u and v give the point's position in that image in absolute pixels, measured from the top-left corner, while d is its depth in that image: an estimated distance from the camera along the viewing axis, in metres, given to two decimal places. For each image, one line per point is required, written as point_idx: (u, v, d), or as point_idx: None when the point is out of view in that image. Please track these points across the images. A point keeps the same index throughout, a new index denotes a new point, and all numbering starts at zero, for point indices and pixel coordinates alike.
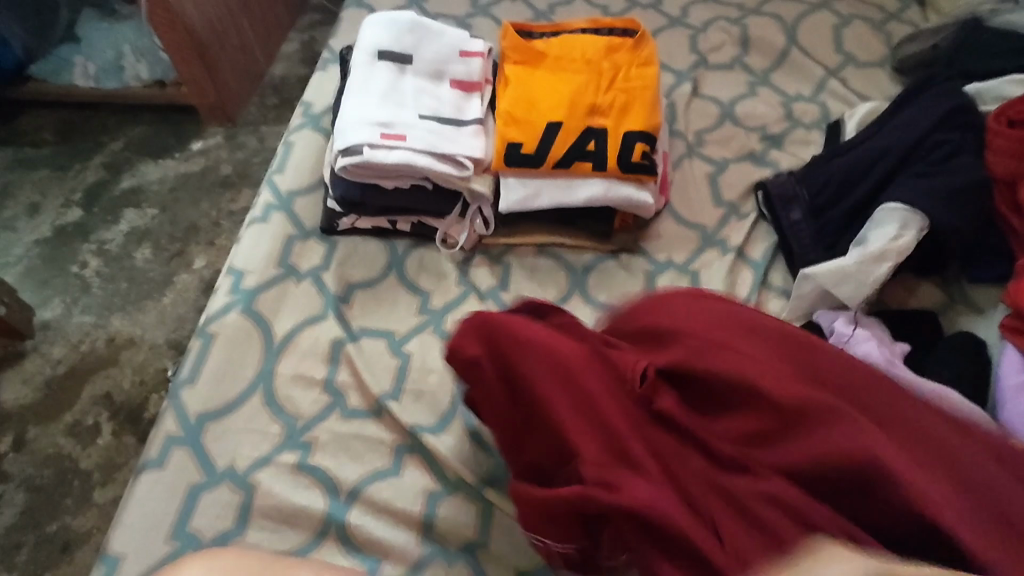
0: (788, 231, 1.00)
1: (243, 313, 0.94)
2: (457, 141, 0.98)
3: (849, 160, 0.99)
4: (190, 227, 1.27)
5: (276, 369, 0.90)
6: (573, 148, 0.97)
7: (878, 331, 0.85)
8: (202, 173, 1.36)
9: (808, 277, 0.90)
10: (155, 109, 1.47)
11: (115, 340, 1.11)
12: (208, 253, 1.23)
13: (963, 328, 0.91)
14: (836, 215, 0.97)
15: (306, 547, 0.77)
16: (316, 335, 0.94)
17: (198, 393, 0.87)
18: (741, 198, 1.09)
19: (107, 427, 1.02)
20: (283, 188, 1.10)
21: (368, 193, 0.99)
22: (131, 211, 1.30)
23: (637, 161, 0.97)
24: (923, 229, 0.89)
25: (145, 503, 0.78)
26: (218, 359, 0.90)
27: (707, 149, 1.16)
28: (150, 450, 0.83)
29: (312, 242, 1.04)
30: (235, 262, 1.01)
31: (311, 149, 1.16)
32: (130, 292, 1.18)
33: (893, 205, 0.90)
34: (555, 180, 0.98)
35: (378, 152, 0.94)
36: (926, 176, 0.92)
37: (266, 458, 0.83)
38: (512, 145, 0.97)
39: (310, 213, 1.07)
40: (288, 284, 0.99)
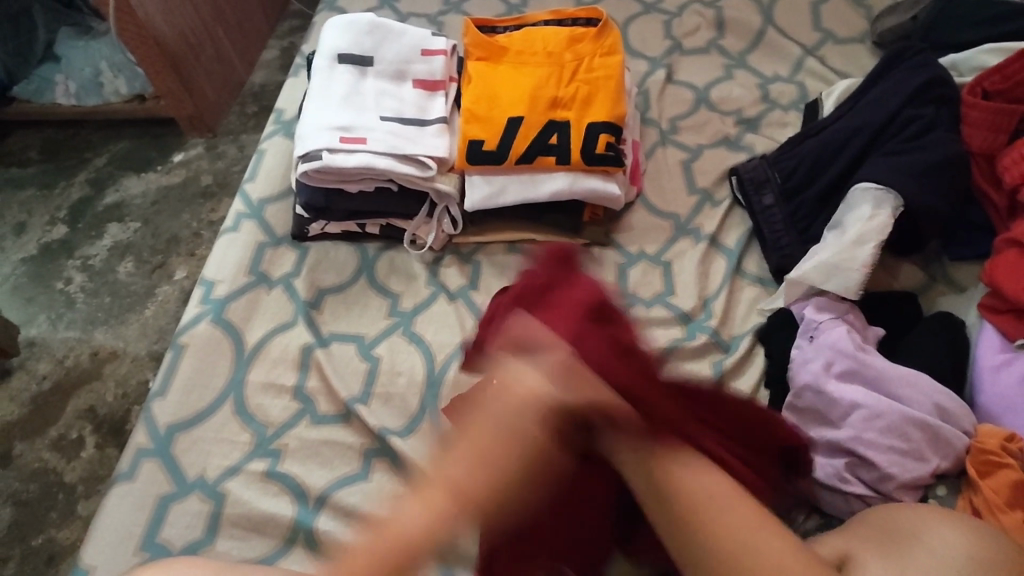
0: (761, 216, 0.97)
1: (213, 322, 0.95)
2: (419, 141, 0.98)
3: (821, 140, 0.96)
4: (171, 239, 1.29)
5: (245, 378, 0.90)
6: (536, 143, 0.96)
7: (851, 317, 0.82)
8: (183, 185, 1.37)
9: (796, 282, 0.86)
10: (137, 123, 1.48)
11: (98, 354, 1.13)
12: (189, 264, 1.24)
13: (943, 309, 0.88)
14: (809, 198, 0.95)
15: (273, 555, 0.78)
16: (287, 342, 0.94)
17: (168, 404, 0.88)
18: (715, 184, 1.07)
19: (90, 440, 1.04)
20: (254, 196, 1.10)
21: (334, 198, 0.98)
22: (115, 225, 1.32)
23: (601, 153, 0.95)
24: (898, 208, 0.86)
25: (115, 516, 0.79)
26: (188, 370, 0.90)
27: (681, 136, 1.14)
28: (122, 463, 0.84)
29: (283, 249, 1.04)
30: (206, 271, 1.01)
31: (282, 156, 1.16)
32: (113, 306, 1.19)
33: (866, 185, 0.87)
34: (520, 176, 0.97)
35: (338, 156, 0.94)
36: (898, 153, 0.89)
37: (236, 467, 0.83)
38: (474, 143, 0.96)
39: (281, 220, 1.08)
40: (259, 291, 0.99)
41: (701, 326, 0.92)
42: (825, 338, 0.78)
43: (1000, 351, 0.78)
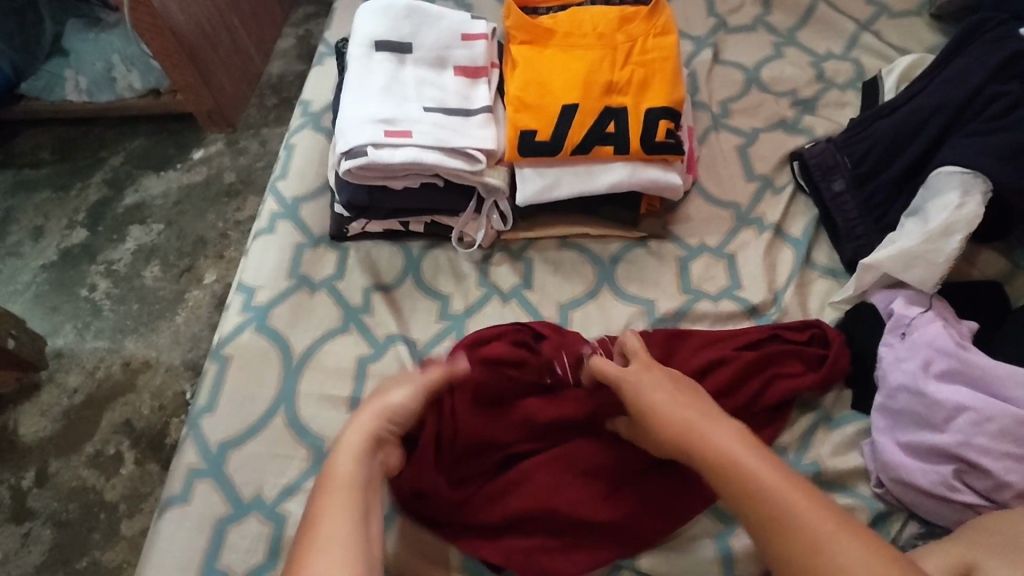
0: (830, 204, 0.92)
1: (257, 331, 0.90)
2: (466, 133, 0.91)
3: (893, 122, 0.91)
4: (198, 240, 1.23)
5: (296, 390, 0.86)
6: (592, 132, 0.90)
7: (943, 311, 0.78)
8: (206, 183, 1.31)
9: (871, 267, 0.82)
10: (153, 119, 1.42)
11: (131, 365, 1.08)
12: (218, 267, 1.19)
13: None
14: (883, 183, 0.89)
15: None
16: (336, 349, 0.89)
17: (218, 420, 0.83)
18: (775, 170, 1.01)
19: (129, 456, 1.00)
20: (287, 195, 1.05)
21: (377, 195, 0.93)
22: (137, 228, 1.26)
23: (662, 141, 0.90)
24: (987, 192, 0.80)
25: (172, 542, 0.75)
26: (235, 383, 0.86)
27: (734, 120, 1.08)
28: (173, 484, 0.79)
29: (323, 250, 0.99)
30: (244, 277, 0.96)
31: (315, 151, 1.10)
32: (142, 313, 1.14)
33: (949, 169, 0.82)
34: (575, 167, 0.92)
35: (383, 152, 0.88)
36: (984, 133, 0.83)
37: (294, 486, 0.79)
38: (526, 133, 0.91)
39: (318, 220, 1.02)
40: (302, 296, 0.94)
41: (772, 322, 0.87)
42: (919, 335, 0.74)
43: None
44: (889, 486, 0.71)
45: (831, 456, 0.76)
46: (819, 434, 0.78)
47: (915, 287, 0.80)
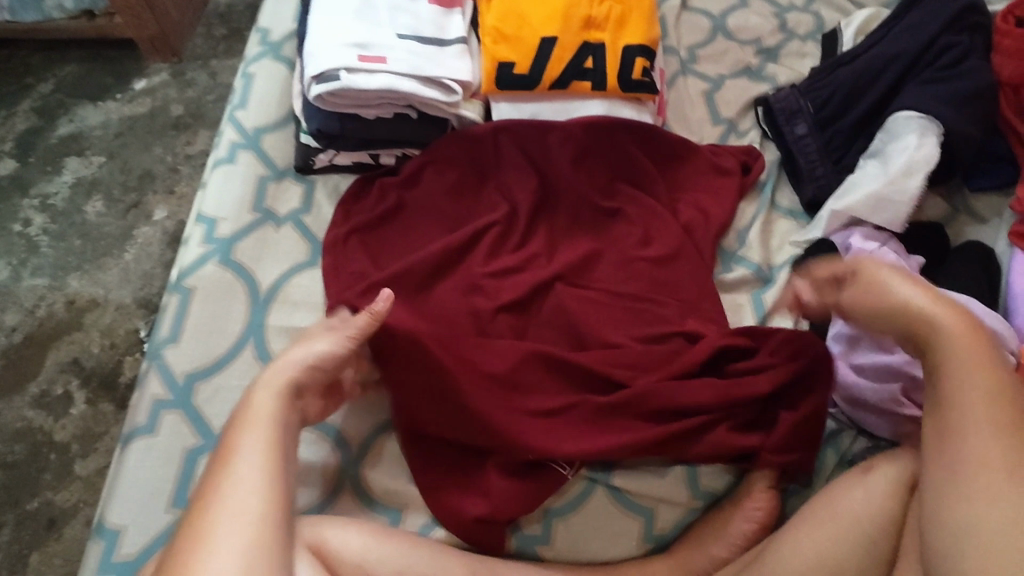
0: (794, 146, 0.96)
1: (221, 263, 0.87)
2: (442, 63, 0.89)
3: (855, 69, 0.95)
4: (144, 174, 1.16)
5: (266, 322, 0.84)
6: (570, 67, 0.91)
7: (895, 246, 0.83)
8: (151, 115, 1.23)
9: (840, 214, 0.86)
10: (86, 44, 1.31)
11: (76, 303, 1.02)
12: (169, 203, 1.12)
13: (969, 237, 0.90)
14: (843, 128, 0.94)
15: (320, 506, 0.73)
16: (305, 282, 0.88)
17: (182, 351, 0.80)
18: (740, 114, 1.04)
19: (80, 396, 0.94)
20: (247, 124, 1.00)
21: (350, 124, 0.89)
22: (74, 159, 1.17)
23: (638, 79, 0.91)
24: (940, 136, 0.85)
25: (140, 472, 0.72)
26: (198, 315, 0.83)
27: (701, 66, 1.10)
28: (137, 415, 0.76)
29: (287, 182, 0.96)
30: (203, 208, 0.92)
31: (275, 82, 1.04)
32: (86, 248, 1.07)
33: (907, 114, 0.87)
34: (552, 103, 0.93)
35: (356, 77, 0.85)
36: (936, 82, 0.89)
37: None
38: (504, 66, 0.90)
39: (281, 151, 0.98)
40: (267, 229, 0.92)
41: (736, 258, 0.91)
42: None
43: None
44: (843, 406, 0.77)
45: None
46: None
47: (881, 227, 0.85)
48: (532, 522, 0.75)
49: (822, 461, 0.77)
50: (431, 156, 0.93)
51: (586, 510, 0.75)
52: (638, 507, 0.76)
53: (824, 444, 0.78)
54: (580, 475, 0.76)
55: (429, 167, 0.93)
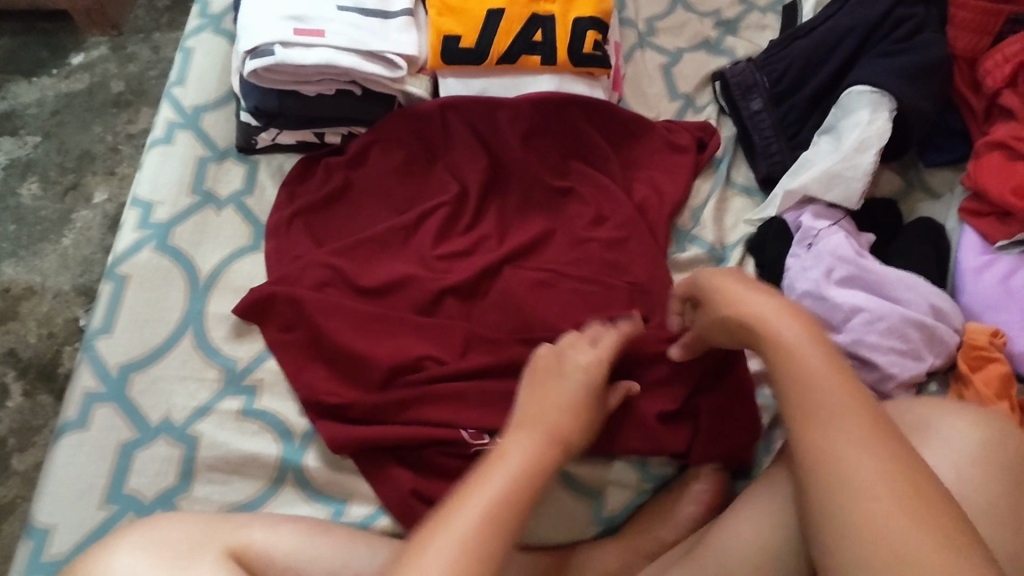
0: (749, 122, 0.94)
1: (157, 250, 0.84)
2: (385, 37, 0.85)
3: (811, 42, 0.93)
4: (83, 155, 1.11)
5: (205, 310, 0.81)
6: (518, 40, 0.88)
7: (846, 224, 0.82)
8: (89, 92, 1.17)
9: (792, 191, 0.84)
10: (18, 15, 1.23)
11: (11, 291, 0.98)
12: (109, 184, 1.08)
13: (922, 214, 0.90)
14: (798, 103, 0.92)
15: (261, 498, 0.72)
16: (246, 268, 0.85)
17: (116, 342, 0.77)
18: (697, 89, 1.02)
19: (17, 388, 0.91)
20: (185, 103, 0.95)
21: (289, 101, 0.86)
22: (8, 140, 1.12)
23: (588, 53, 0.88)
24: (892, 111, 0.84)
25: (70, 469, 0.70)
26: (133, 304, 0.80)
27: (659, 39, 1.07)
28: (67, 409, 0.73)
29: (229, 163, 0.92)
30: (139, 191, 0.88)
31: (216, 56, 1.00)
32: (21, 234, 1.03)
33: (861, 89, 0.85)
34: (501, 78, 0.90)
35: (292, 52, 0.81)
36: (891, 55, 0.87)
37: (205, 407, 0.75)
38: (449, 39, 0.87)
39: (222, 130, 0.94)
40: (206, 213, 0.88)
41: (690, 237, 0.89)
42: (823, 246, 0.78)
43: (980, 253, 0.80)
44: None
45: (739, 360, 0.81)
46: None
47: (835, 204, 0.83)
48: None
49: (770, 441, 0.78)
50: (375, 136, 0.90)
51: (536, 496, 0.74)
52: (586, 490, 0.76)
53: (772, 424, 0.79)
54: None
55: (374, 147, 0.90)
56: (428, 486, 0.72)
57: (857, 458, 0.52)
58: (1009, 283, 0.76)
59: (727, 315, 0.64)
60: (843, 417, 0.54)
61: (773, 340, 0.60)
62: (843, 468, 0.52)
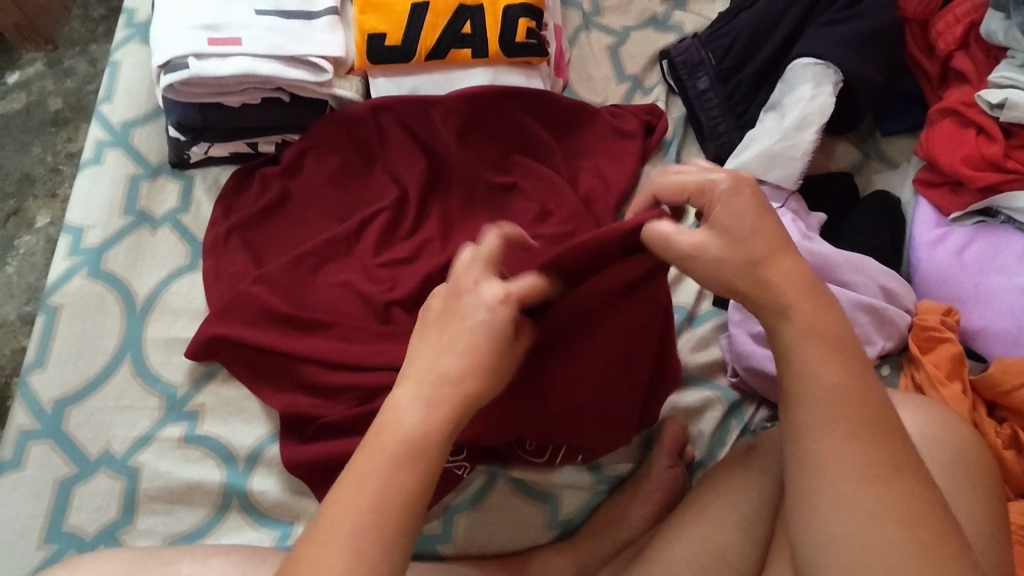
0: (696, 102, 0.90)
1: (90, 276, 0.82)
2: (307, 39, 0.82)
3: (755, 14, 0.89)
4: (23, 177, 1.08)
5: (143, 337, 0.79)
6: (447, 33, 0.84)
7: (794, 205, 0.79)
8: (27, 112, 1.14)
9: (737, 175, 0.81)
10: None
11: None
12: (52, 207, 1.06)
13: (879, 187, 0.86)
14: (745, 78, 0.89)
15: (206, 526, 0.70)
16: (185, 288, 0.82)
17: (51, 376, 0.75)
18: (645, 70, 0.98)
19: None
20: (114, 119, 0.92)
21: (212, 114, 0.83)
22: None
23: (521, 41, 0.85)
24: (838, 83, 0.81)
25: (8, 509, 0.69)
26: (68, 336, 0.78)
27: (605, 18, 1.03)
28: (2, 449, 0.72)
29: (162, 180, 0.89)
30: (70, 216, 0.86)
31: (143, 68, 0.96)
32: None
33: (805, 61, 0.82)
34: (432, 74, 0.87)
35: (208, 64, 0.78)
36: (835, 24, 0.84)
37: (146, 437, 0.73)
38: (374, 37, 0.83)
39: (153, 146, 0.91)
40: (142, 233, 0.85)
41: None
42: None
43: (935, 226, 0.77)
44: (743, 375, 0.75)
45: (690, 353, 0.78)
46: (682, 335, 0.80)
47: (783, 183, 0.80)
48: (431, 523, 0.72)
49: (725, 432, 0.76)
50: (308, 142, 0.86)
51: (489, 503, 0.73)
52: (542, 494, 0.74)
53: (727, 415, 0.76)
54: (480, 471, 0.74)
55: (309, 154, 0.86)
56: None
57: (857, 486, 0.44)
58: (963, 256, 0.74)
59: (779, 300, 0.48)
60: (842, 428, 0.45)
61: (793, 336, 0.48)
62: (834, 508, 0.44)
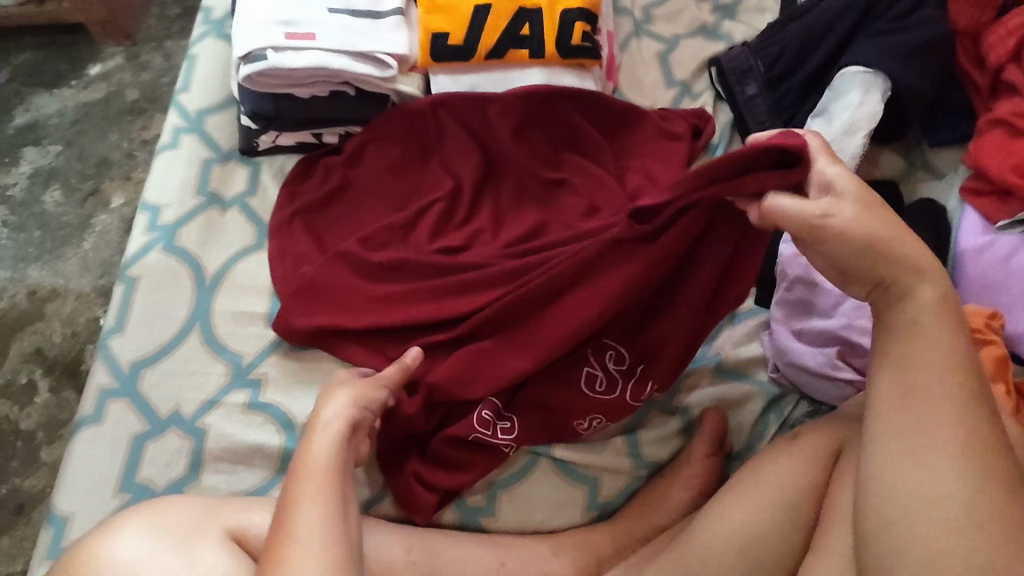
0: (744, 107, 0.93)
1: (165, 251, 0.87)
2: (375, 37, 0.87)
3: (805, 24, 0.91)
4: (101, 162, 1.16)
5: (212, 309, 0.84)
6: (506, 35, 0.89)
7: None
8: (106, 101, 1.22)
9: None
10: (38, 30, 1.28)
11: (38, 294, 1.03)
12: (126, 189, 1.13)
13: (924, 196, 0.88)
14: (794, 86, 0.91)
15: (266, 485, 0.75)
16: (251, 266, 0.88)
17: (128, 340, 0.81)
18: (694, 76, 1.01)
19: (44, 384, 0.97)
20: (191, 107, 0.99)
21: (284, 104, 0.89)
22: (32, 149, 1.17)
23: (577, 44, 0.89)
24: (886, 91, 0.83)
25: (87, 459, 0.74)
26: (145, 304, 0.84)
27: (656, 26, 1.06)
28: (84, 405, 0.78)
29: (232, 166, 0.95)
30: (148, 195, 0.92)
31: (219, 61, 1.03)
32: (45, 240, 1.08)
33: (854, 69, 0.84)
34: (490, 73, 0.91)
35: (285, 56, 0.84)
36: (885, 34, 0.86)
37: (213, 400, 0.79)
38: (438, 37, 0.88)
39: (225, 134, 0.97)
40: (213, 214, 0.91)
41: None
42: None
43: (981, 234, 0.78)
44: (784, 371, 0.76)
45: (731, 347, 0.81)
46: (724, 331, 0.82)
47: None
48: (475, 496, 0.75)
49: (764, 427, 0.78)
50: (371, 135, 0.91)
51: (532, 482, 0.76)
52: (584, 477, 0.77)
53: (766, 410, 0.78)
54: (524, 450, 0.77)
55: (371, 145, 0.91)
56: (431, 473, 0.74)
57: (949, 457, 0.47)
58: (1010, 263, 0.75)
59: (915, 266, 0.52)
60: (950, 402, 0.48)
61: (915, 312, 0.52)
62: (919, 467, 0.48)
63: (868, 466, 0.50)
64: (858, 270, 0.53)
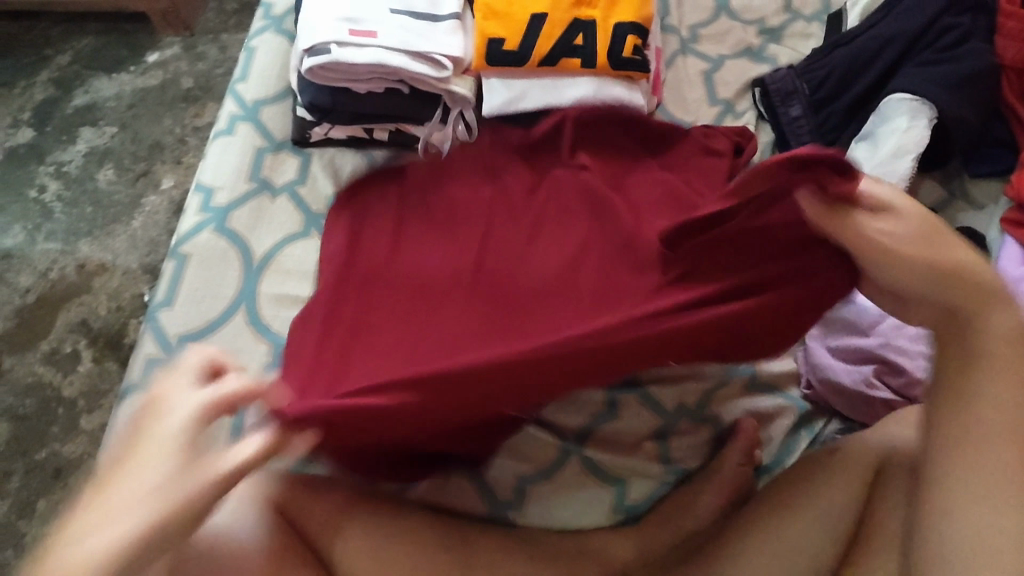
0: (787, 128, 0.95)
1: (216, 232, 0.90)
2: (433, 39, 0.90)
3: (852, 50, 0.93)
4: (154, 145, 1.20)
5: (258, 291, 0.87)
6: (560, 44, 0.91)
7: None
8: (162, 88, 1.26)
9: None
10: (102, 17, 1.33)
11: (86, 267, 1.07)
12: (176, 172, 1.17)
13: (963, 225, 0.88)
14: (838, 110, 0.93)
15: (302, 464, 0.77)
16: (297, 252, 0.90)
17: (176, 315, 0.84)
18: (737, 95, 1.03)
19: (87, 354, 1.00)
20: (248, 97, 1.02)
21: (341, 98, 0.91)
22: (89, 129, 1.21)
23: (627, 57, 0.91)
24: (933, 118, 0.84)
25: (132, 426, 0.77)
26: (194, 281, 0.86)
27: (701, 46, 1.09)
28: (132, 374, 0.80)
29: (284, 155, 0.98)
30: (202, 178, 0.95)
31: (277, 55, 1.06)
32: (96, 216, 1.12)
33: (901, 96, 0.85)
34: (542, 80, 0.93)
35: (347, 52, 0.87)
36: (932, 64, 0.87)
37: (255, 378, 0.81)
38: (493, 42, 0.91)
39: (279, 124, 1.00)
40: (262, 199, 0.94)
41: None
42: None
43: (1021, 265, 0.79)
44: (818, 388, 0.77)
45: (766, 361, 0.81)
46: None
47: None
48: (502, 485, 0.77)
49: (794, 442, 0.78)
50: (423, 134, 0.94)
51: (561, 479, 0.77)
52: (611, 477, 0.77)
53: (796, 426, 0.79)
54: (554, 446, 0.78)
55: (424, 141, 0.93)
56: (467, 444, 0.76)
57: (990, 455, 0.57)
58: None
59: (990, 291, 0.60)
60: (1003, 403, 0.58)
61: (984, 324, 0.60)
62: (976, 456, 0.58)
63: (938, 467, 0.59)
64: (931, 289, 0.59)
